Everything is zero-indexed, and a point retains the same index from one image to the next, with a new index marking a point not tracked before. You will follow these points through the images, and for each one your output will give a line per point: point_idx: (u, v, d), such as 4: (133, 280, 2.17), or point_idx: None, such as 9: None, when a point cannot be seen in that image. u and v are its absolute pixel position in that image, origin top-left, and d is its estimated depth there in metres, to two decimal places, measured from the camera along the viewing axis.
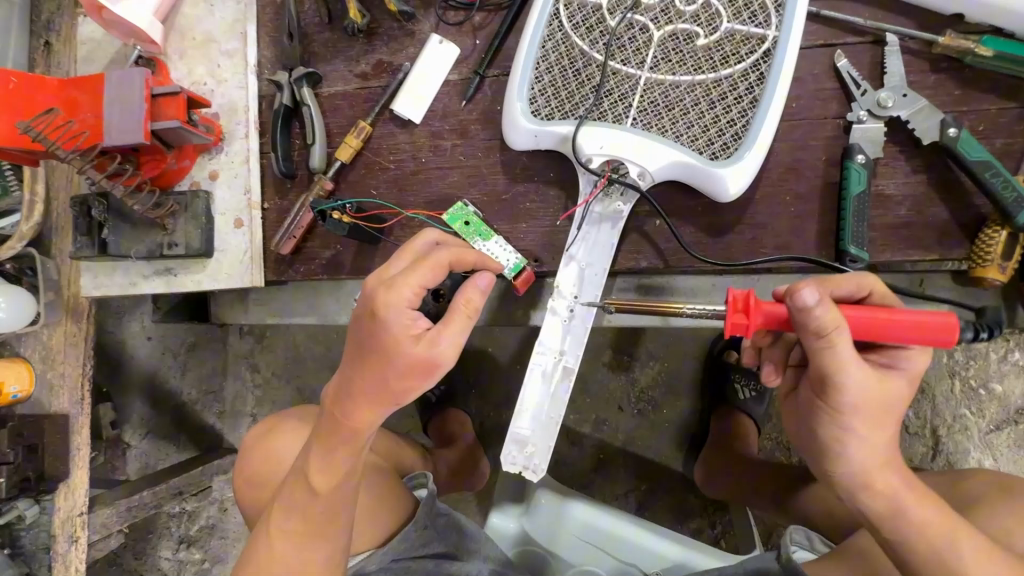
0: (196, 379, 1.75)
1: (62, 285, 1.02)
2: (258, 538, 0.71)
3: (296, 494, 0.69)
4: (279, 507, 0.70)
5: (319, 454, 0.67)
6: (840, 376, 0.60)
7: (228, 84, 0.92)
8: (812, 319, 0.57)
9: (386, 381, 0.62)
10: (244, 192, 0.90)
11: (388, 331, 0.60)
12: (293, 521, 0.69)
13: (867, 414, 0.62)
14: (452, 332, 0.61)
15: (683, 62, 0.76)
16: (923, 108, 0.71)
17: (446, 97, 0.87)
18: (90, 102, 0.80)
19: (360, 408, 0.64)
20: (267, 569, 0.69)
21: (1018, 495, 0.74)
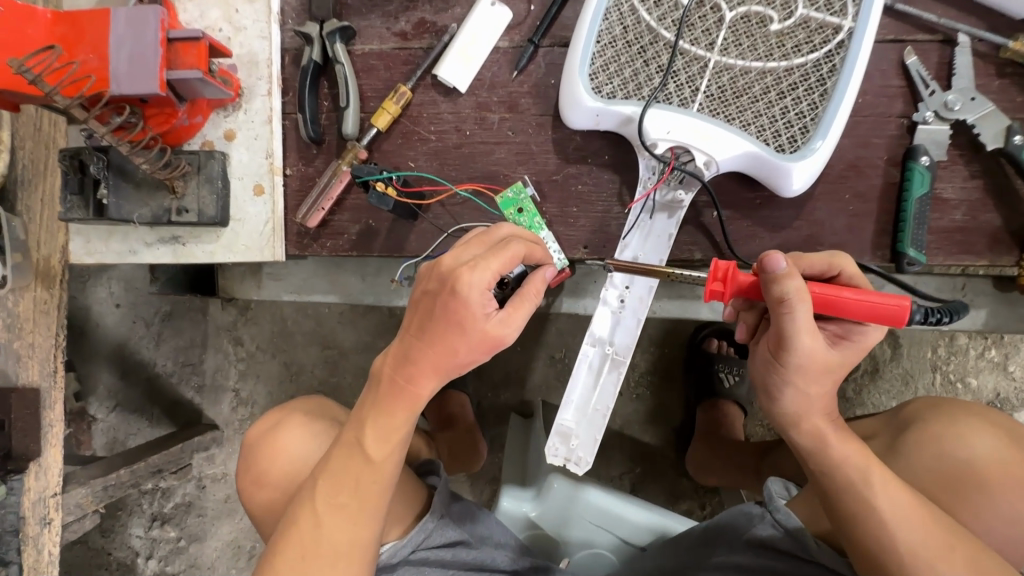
0: (171, 350, 1.63)
1: (30, 246, 0.88)
2: (299, 512, 0.68)
3: (346, 468, 0.67)
4: (326, 481, 0.67)
5: (376, 427, 0.66)
6: (793, 343, 0.60)
7: (247, 32, 0.82)
8: (781, 288, 0.56)
9: (456, 358, 0.62)
10: (265, 156, 0.82)
11: (464, 310, 0.59)
12: (341, 497, 0.67)
13: (810, 374, 0.62)
14: (524, 314, 0.62)
15: (754, 47, 0.72)
16: (989, 113, 0.71)
17: (495, 66, 0.81)
18: (92, 41, 0.70)
19: (425, 384, 0.64)
20: (314, 547, 0.67)
21: (946, 414, 0.77)
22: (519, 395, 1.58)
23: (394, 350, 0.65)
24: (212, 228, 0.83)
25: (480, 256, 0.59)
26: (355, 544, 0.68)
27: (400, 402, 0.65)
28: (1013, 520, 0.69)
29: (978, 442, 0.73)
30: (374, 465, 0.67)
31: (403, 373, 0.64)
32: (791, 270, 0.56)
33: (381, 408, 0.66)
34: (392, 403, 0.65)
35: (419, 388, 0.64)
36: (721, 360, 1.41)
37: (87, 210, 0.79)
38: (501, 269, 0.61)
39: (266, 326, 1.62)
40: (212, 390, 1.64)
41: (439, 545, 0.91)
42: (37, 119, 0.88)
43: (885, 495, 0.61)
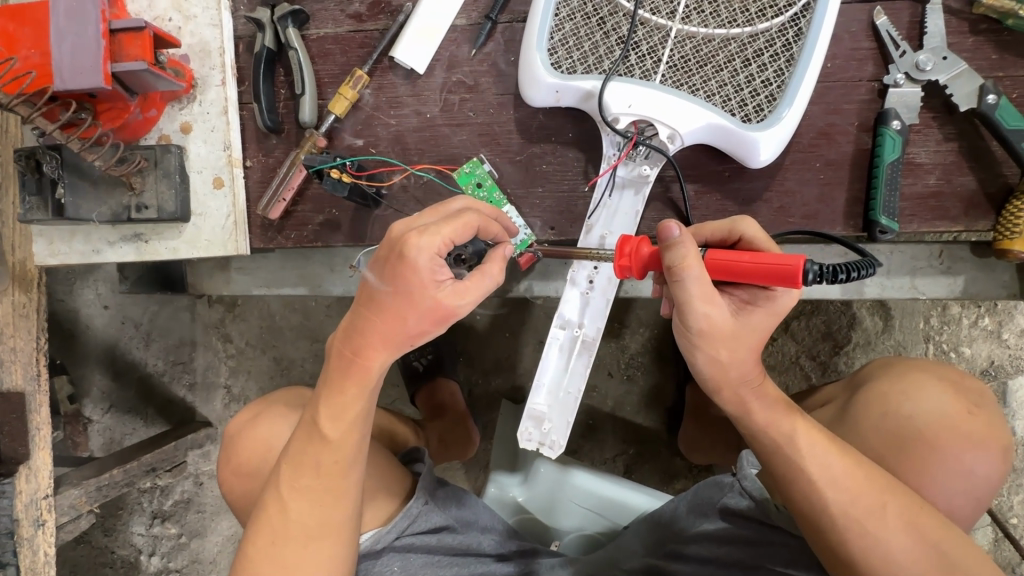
0: (161, 350, 1.63)
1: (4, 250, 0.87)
2: (268, 500, 0.68)
3: (307, 451, 0.66)
4: (290, 466, 0.67)
5: (330, 406, 0.64)
6: (693, 315, 0.58)
7: (198, 20, 0.79)
8: (674, 255, 0.55)
9: (406, 332, 0.60)
10: (223, 148, 0.80)
11: (414, 278, 0.57)
12: (305, 478, 0.66)
13: (716, 341, 0.60)
14: (481, 286, 0.60)
15: (716, 13, 0.70)
16: (962, 73, 0.69)
17: (453, 45, 0.79)
18: (34, 36, 0.69)
19: (378, 360, 0.62)
20: (284, 531, 0.67)
21: (891, 372, 0.77)
22: (509, 381, 1.59)
23: (343, 324, 0.63)
24: (174, 224, 0.81)
25: (431, 223, 0.57)
26: (328, 528, 0.67)
27: (352, 379, 0.64)
28: (965, 475, 0.69)
29: (931, 399, 0.72)
30: (333, 446, 0.66)
31: (352, 346, 0.62)
32: (682, 236, 0.55)
33: (337, 389, 0.64)
34: (345, 381, 0.64)
35: (369, 361, 0.62)
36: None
37: (47, 210, 0.77)
38: (454, 238, 0.59)
39: (254, 321, 1.63)
40: (204, 387, 1.63)
41: (424, 530, 0.91)
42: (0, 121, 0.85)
43: (814, 458, 0.61)
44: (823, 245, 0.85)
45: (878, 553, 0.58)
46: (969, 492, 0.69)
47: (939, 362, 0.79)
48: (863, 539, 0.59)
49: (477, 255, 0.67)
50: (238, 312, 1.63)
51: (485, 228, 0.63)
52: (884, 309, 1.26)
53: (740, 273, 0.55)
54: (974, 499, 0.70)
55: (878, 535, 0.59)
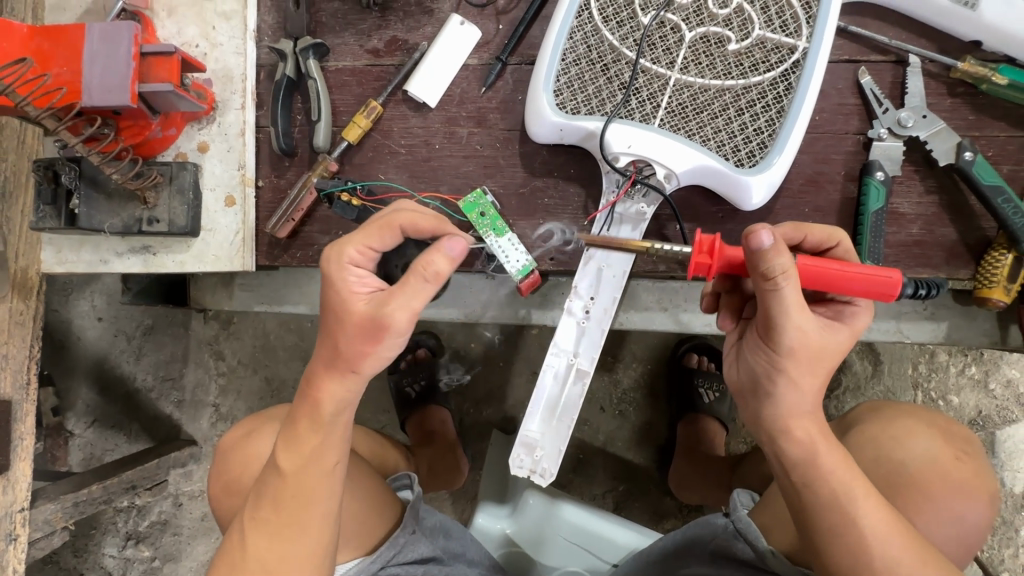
0: (152, 365, 1.63)
1: (9, 257, 0.87)
2: (232, 537, 0.68)
3: (266, 485, 0.67)
4: (252, 499, 0.68)
5: (287, 439, 0.66)
6: (784, 326, 0.57)
7: (223, 48, 0.84)
8: (773, 262, 0.54)
9: (340, 347, 0.63)
10: (237, 168, 0.83)
11: (331, 291, 0.63)
12: (264, 511, 0.66)
13: (805, 361, 0.58)
14: (409, 279, 0.59)
15: (712, 66, 0.75)
16: (940, 131, 0.73)
17: (464, 82, 0.83)
18: (65, 54, 0.71)
19: (330, 388, 0.65)
20: (242, 568, 0.65)
21: (883, 417, 0.78)
22: (500, 411, 1.62)
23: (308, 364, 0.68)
24: (182, 239, 0.83)
25: (340, 237, 0.64)
26: (284, 567, 0.65)
27: (306, 412, 0.66)
28: (955, 522, 0.70)
29: (919, 445, 0.74)
30: (288, 477, 0.66)
31: (309, 381, 0.66)
32: (776, 246, 0.53)
33: (297, 424, 0.66)
34: (301, 415, 0.66)
35: (321, 393, 0.65)
36: (700, 375, 1.45)
37: (59, 219, 0.79)
38: (375, 246, 0.64)
39: (247, 341, 1.67)
40: (191, 406, 1.66)
41: (411, 560, 0.89)
42: (20, 133, 0.88)
43: (867, 511, 0.58)
44: None
45: None
46: (958, 540, 0.70)
47: (924, 407, 0.81)
48: None
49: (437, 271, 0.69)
50: (233, 330, 1.66)
51: (415, 227, 0.65)
52: (873, 355, 1.29)
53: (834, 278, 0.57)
54: (961, 546, 0.71)
55: None
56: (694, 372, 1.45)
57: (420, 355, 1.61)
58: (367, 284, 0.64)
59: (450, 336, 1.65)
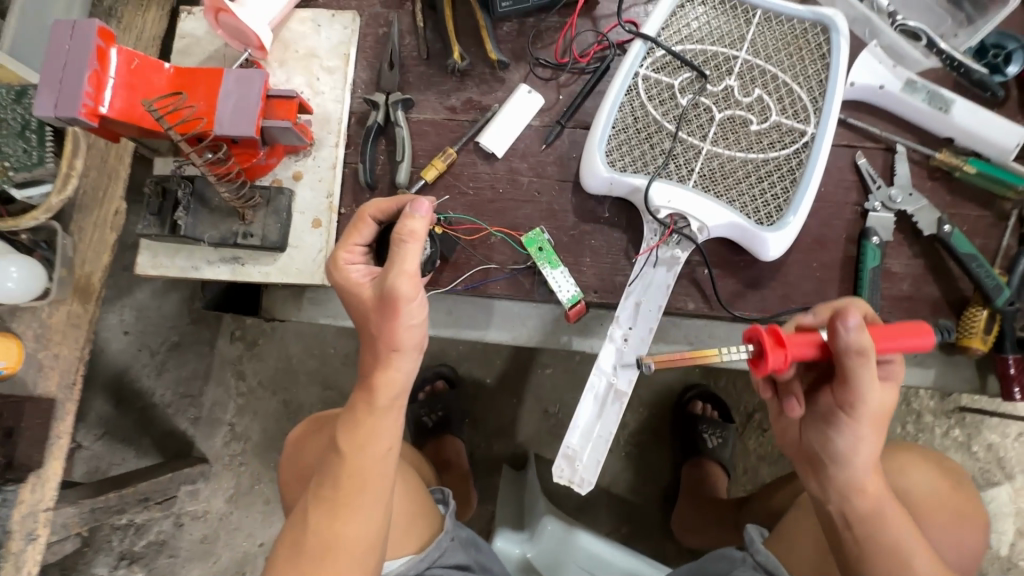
0: (173, 381, 1.66)
1: (75, 263, 1.03)
2: (295, 515, 0.75)
3: (327, 469, 0.75)
4: (314, 481, 0.75)
5: (346, 426, 0.74)
6: (862, 396, 0.65)
7: (325, 96, 0.98)
8: (856, 344, 0.61)
9: (372, 331, 0.71)
10: (326, 195, 0.96)
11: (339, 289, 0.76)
12: (323, 491, 0.74)
13: (874, 422, 0.67)
14: (394, 250, 0.69)
15: (738, 140, 0.92)
16: (925, 207, 0.88)
17: (527, 139, 0.98)
18: (205, 91, 0.85)
19: (381, 376, 0.72)
20: (303, 541, 0.72)
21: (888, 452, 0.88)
22: (510, 445, 1.70)
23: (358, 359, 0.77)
24: (271, 253, 0.94)
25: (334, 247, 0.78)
26: (339, 545, 0.72)
27: (363, 401, 0.73)
28: (957, 547, 0.79)
29: (921, 477, 0.83)
30: (344, 460, 0.73)
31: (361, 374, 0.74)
32: (860, 327, 0.61)
33: (356, 415, 0.74)
34: (358, 404, 0.74)
35: (374, 380, 0.72)
36: (704, 420, 1.55)
37: (163, 228, 0.90)
38: (359, 241, 0.78)
39: (270, 362, 1.74)
40: (208, 423, 1.70)
41: (451, 566, 0.94)
42: (108, 158, 1.06)
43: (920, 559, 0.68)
44: None
45: None
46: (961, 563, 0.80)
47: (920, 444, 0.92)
48: None
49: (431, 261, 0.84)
50: (257, 351, 1.74)
51: (382, 211, 0.77)
52: None
53: (889, 348, 0.66)
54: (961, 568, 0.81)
55: None
56: (698, 418, 1.55)
57: (438, 386, 1.69)
58: (365, 274, 0.76)
59: (467, 370, 1.74)
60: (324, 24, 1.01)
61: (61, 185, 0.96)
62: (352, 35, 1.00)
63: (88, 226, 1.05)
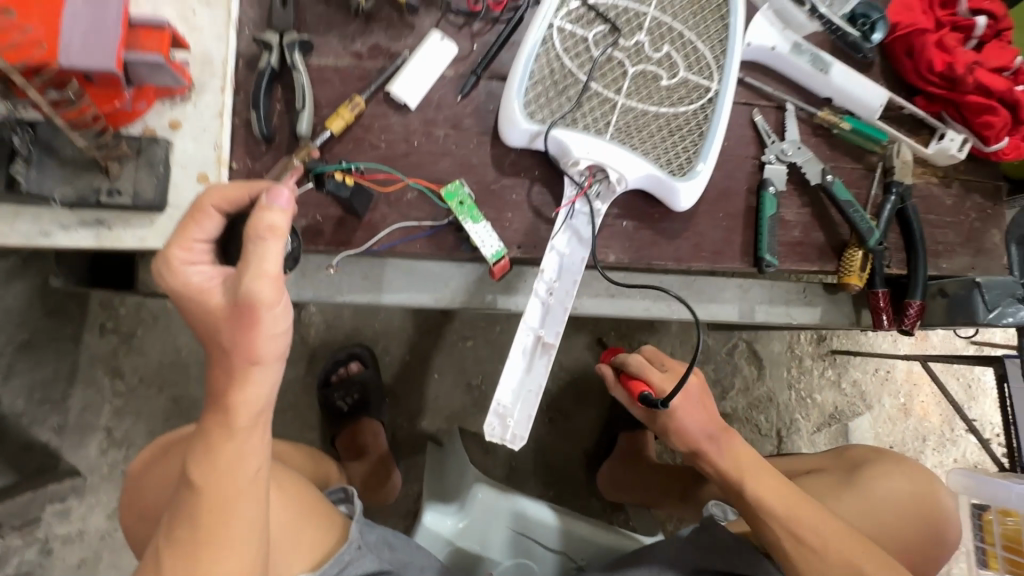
0: (25, 386, 1.41)
1: None
2: (146, 568, 0.64)
3: (180, 505, 0.64)
4: (165, 524, 0.65)
5: (195, 457, 0.64)
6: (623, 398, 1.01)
7: (203, 34, 0.85)
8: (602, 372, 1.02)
9: (223, 343, 0.62)
10: (213, 147, 0.83)
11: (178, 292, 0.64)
12: (177, 534, 0.63)
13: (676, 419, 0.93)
14: (248, 248, 0.60)
15: (650, 95, 0.94)
16: (811, 159, 0.97)
17: (441, 89, 0.93)
18: (43, 12, 0.69)
19: (239, 393, 0.63)
20: None
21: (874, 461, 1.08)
22: (434, 423, 1.67)
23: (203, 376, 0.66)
24: (146, 214, 0.81)
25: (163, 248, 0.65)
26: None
27: (218, 424, 0.64)
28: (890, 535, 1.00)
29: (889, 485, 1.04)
30: (199, 495, 0.64)
31: (212, 391, 0.64)
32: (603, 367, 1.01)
33: (209, 442, 0.64)
34: (212, 427, 0.64)
35: (231, 398, 0.63)
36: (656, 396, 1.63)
37: None
38: (199, 236, 0.66)
39: (155, 356, 1.52)
40: (77, 430, 1.46)
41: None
42: None
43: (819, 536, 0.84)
44: (740, 280, 1.06)
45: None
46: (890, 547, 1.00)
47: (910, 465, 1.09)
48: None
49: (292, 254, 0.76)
50: (137, 344, 1.51)
51: (224, 203, 0.65)
52: None
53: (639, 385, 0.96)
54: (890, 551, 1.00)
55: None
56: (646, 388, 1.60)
57: (352, 368, 1.60)
58: (210, 274, 0.65)
59: (384, 349, 1.68)
60: None
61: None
62: None
63: None
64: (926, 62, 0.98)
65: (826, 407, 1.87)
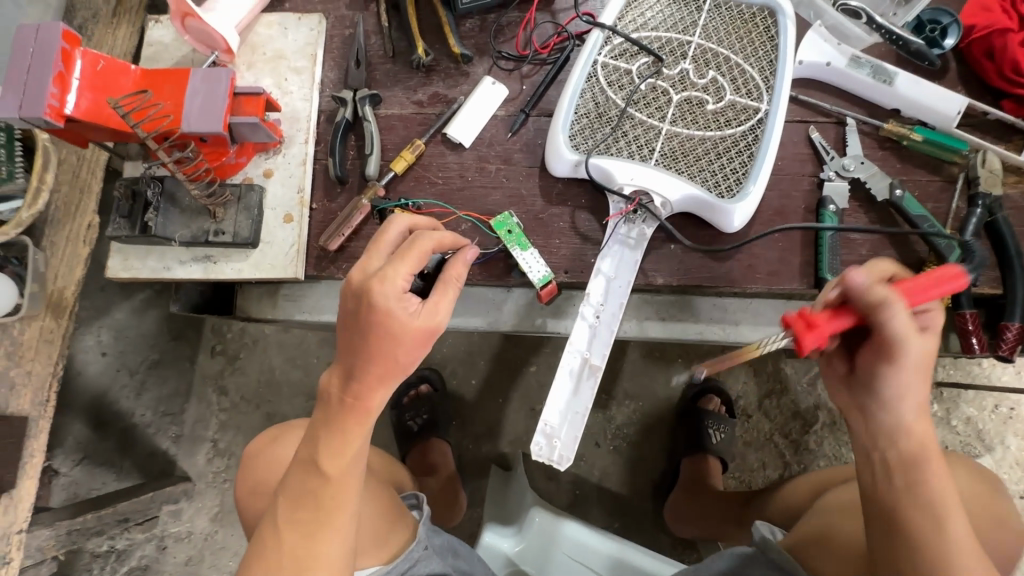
0: (153, 401, 1.63)
1: (48, 279, 1.07)
2: (265, 535, 0.71)
3: (304, 482, 0.71)
4: (285, 499, 0.71)
5: (330, 445, 0.71)
6: (899, 344, 0.63)
7: (293, 96, 1.00)
8: (863, 293, 0.63)
9: (399, 360, 0.69)
10: (297, 190, 0.97)
11: (387, 318, 0.68)
12: (300, 512, 0.71)
13: (922, 371, 0.65)
14: (447, 290, 0.73)
15: (695, 120, 0.95)
16: (876, 173, 0.92)
17: (492, 128, 1.01)
18: (172, 91, 0.86)
19: (380, 395, 0.71)
20: (274, 558, 0.69)
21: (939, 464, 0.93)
22: (498, 446, 1.71)
23: (341, 366, 0.72)
24: (243, 249, 0.95)
25: (386, 268, 0.68)
26: (320, 562, 0.69)
27: (356, 418, 0.71)
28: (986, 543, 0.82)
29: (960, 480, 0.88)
30: (329, 482, 0.71)
31: (350, 389, 0.71)
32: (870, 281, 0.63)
33: (342, 430, 0.71)
34: (348, 421, 0.71)
35: (369, 401, 0.71)
36: (711, 416, 1.54)
37: (133, 228, 0.91)
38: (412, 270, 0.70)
39: (252, 376, 1.72)
40: (190, 441, 1.67)
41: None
42: (77, 167, 1.11)
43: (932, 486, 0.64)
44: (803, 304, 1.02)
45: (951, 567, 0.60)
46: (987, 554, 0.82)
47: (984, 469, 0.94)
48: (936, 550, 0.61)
49: (435, 268, 0.83)
50: (238, 366, 1.72)
51: (440, 246, 0.73)
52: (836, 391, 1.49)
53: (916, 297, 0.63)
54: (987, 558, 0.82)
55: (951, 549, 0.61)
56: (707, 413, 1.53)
57: (422, 390, 1.69)
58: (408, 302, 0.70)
59: (451, 373, 1.76)
60: (291, 27, 1.03)
61: (32, 201, 1.01)
62: (318, 36, 1.03)
63: (60, 241, 1.10)
64: (1010, 62, 0.90)
65: None
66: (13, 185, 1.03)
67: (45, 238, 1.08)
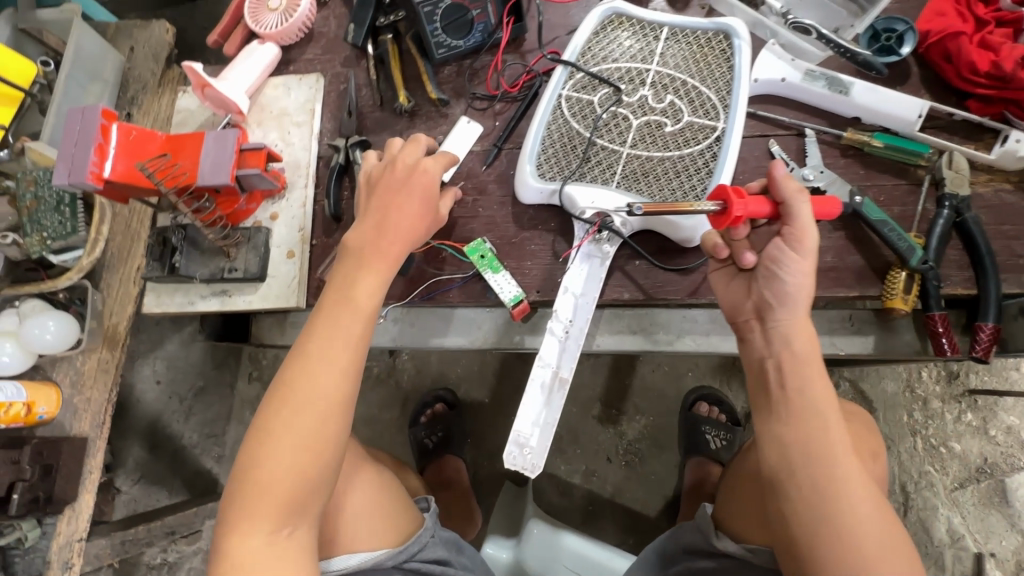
0: (199, 423, 1.78)
1: (104, 316, 1.23)
2: (279, 393, 0.76)
3: (325, 343, 0.79)
4: (303, 362, 0.77)
5: (353, 294, 0.81)
6: (800, 226, 0.77)
7: (295, 147, 1.14)
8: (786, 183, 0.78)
9: (414, 235, 0.87)
10: (299, 229, 1.09)
11: (426, 186, 0.87)
12: (316, 374, 0.76)
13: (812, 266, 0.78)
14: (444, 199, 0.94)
15: (655, 142, 1.01)
16: (835, 180, 0.94)
17: (469, 162, 1.10)
18: (190, 152, 1.01)
19: (396, 245, 0.85)
20: (283, 412, 0.75)
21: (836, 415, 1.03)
22: None
23: (374, 221, 0.85)
24: (254, 283, 1.08)
25: (428, 160, 0.89)
26: (327, 418, 0.76)
27: (379, 270, 0.83)
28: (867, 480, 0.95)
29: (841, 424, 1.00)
30: (347, 337, 0.79)
31: (381, 239, 0.84)
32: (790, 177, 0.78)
33: (367, 280, 0.83)
34: (374, 267, 0.83)
35: (392, 249, 0.84)
36: (708, 421, 1.58)
37: (162, 269, 1.05)
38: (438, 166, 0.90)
39: None
40: (230, 461, 1.79)
41: (429, 560, 1.02)
42: (129, 218, 1.26)
43: (825, 438, 0.76)
44: None
45: (850, 518, 0.73)
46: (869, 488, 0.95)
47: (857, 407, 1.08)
48: (838, 510, 0.74)
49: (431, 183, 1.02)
50: None
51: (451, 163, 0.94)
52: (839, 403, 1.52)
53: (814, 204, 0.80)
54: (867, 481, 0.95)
55: (844, 499, 0.74)
56: (703, 420, 1.58)
57: (438, 409, 1.76)
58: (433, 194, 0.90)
59: (465, 392, 1.84)
60: (294, 87, 1.17)
61: (92, 248, 1.17)
62: (316, 92, 1.17)
63: (115, 282, 1.24)
64: (968, 65, 0.91)
65: (969, 459, 1.56)
66: (75, 237, 1.17)
67: (102, 281, 1.24)
